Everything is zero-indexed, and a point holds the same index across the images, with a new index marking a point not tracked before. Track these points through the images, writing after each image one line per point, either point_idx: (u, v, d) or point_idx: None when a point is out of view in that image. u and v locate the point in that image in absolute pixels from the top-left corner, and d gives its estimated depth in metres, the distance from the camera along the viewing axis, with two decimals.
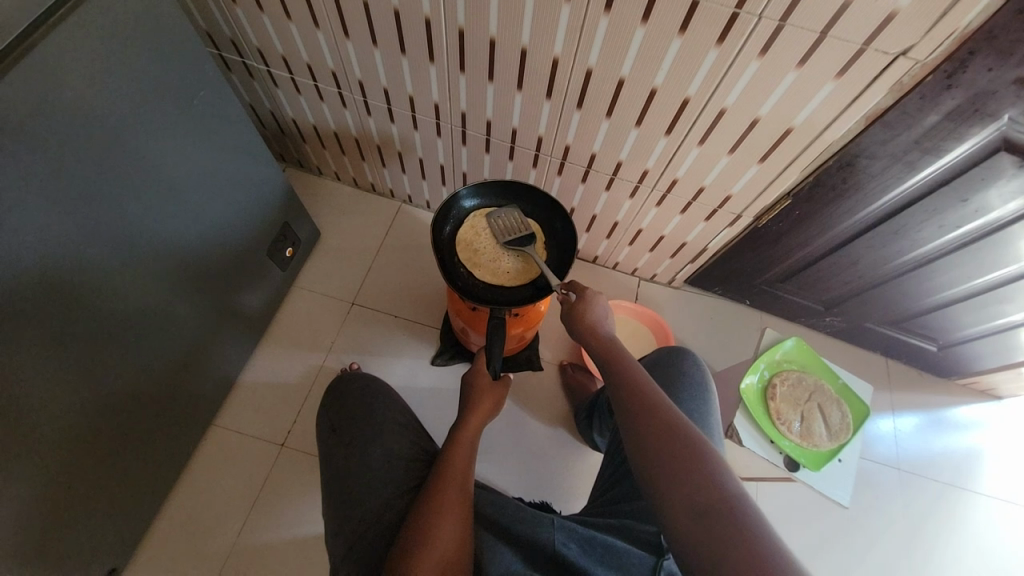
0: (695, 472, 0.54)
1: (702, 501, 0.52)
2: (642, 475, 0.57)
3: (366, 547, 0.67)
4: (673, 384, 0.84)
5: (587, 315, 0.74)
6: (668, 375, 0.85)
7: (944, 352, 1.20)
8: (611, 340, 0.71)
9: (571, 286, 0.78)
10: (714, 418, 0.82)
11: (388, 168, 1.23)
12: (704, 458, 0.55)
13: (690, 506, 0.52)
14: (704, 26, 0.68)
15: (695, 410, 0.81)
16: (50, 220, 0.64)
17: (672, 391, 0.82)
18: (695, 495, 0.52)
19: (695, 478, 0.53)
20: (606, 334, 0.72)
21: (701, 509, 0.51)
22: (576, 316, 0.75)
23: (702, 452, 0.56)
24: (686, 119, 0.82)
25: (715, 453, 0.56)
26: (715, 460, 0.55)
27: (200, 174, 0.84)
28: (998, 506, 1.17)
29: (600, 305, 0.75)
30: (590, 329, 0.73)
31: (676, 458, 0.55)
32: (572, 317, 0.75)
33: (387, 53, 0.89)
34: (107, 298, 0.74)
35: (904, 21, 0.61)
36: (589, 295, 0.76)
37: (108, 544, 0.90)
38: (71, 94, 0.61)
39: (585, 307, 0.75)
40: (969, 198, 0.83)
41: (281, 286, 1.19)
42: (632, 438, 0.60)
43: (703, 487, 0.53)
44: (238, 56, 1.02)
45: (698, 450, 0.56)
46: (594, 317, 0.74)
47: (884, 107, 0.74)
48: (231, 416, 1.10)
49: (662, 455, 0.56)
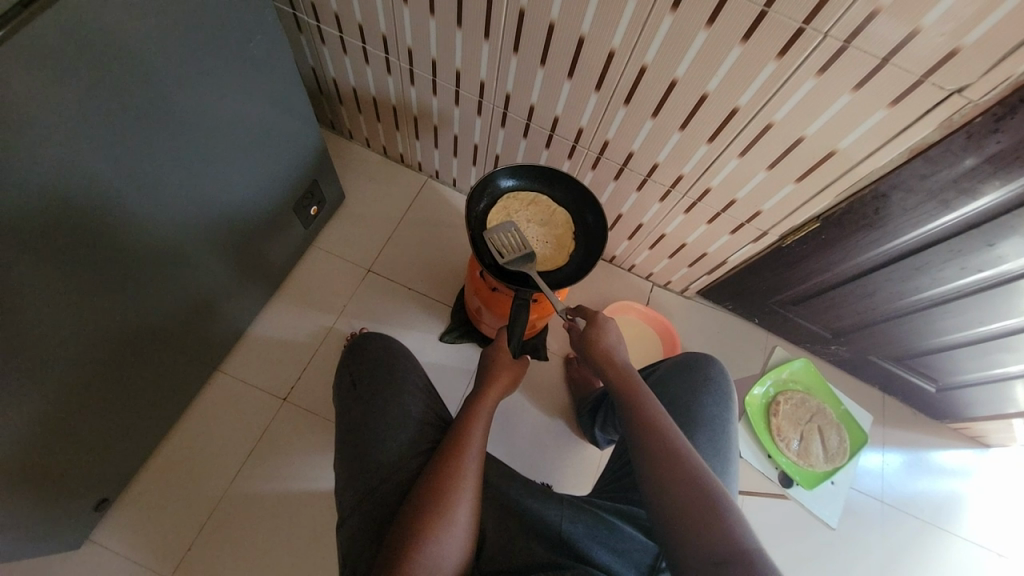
0: (717, 523, 0.55)
1: (721, 554, 0.53)
2: (660, 510, 0.59)
3: (377, 502, 0.69)
4: (697, 389, 0.85)
5: (600, 339, 0.77)
6: (694, 380, 0.86)
7: (941, 394, 1.22)
8: (624, 366, 0.74)
9: (578, 314, 0.82)
10: (732, 428, 0.84)
11: (420, 141, 1.23)
12: (719, 500, 0.57)
13: (708, 557, 0.53)
14: (768, 37, 0.68)
15: (716, 415, 0.83)
16: (99, 140, 0.64)
17: (696, 395, 0.84)
18: (689, 502, 0.58)
19: (697, 501, 0.57)
20: (619, 356, 0.76)
21: (695, 518, 0.56)
22: (587, 339, 0.78)
23: (722, 504, 0.57)
24: (732, 129, 0.83)
25: (733, 504, 0.58)
26: (721, 491, 0.59)
27: (240, 119, 0.83)
28: (971, 549, 1.19)
29: (611, 328, 0.78)
30: (605, 356, 0.76)
31: (682, 479, 0.59)
32: (584, 341, 0.78)
33: (442, 23, 0.89)
34: (133, 228, 0.74)
35: (965, 59, 0.62)
36: (601, 321, 0.78)
37: (103, 474, 0.91)
38: (132, 18, 0.61)
39: (597, 332, 0.78)
40: (995, 243, 0.84)
41: (301, 243, 1.19)
42: (653, 477, 0.61)
43: (700, 502, 0.57)
44: (290, 8, 1.02)
45: (713, 489, 0.58)
46: (606, 342, 0.77)
47: (930, 142, 0.75)
48: (237, 364, 1.10)
49: (684, 501, 0.58)
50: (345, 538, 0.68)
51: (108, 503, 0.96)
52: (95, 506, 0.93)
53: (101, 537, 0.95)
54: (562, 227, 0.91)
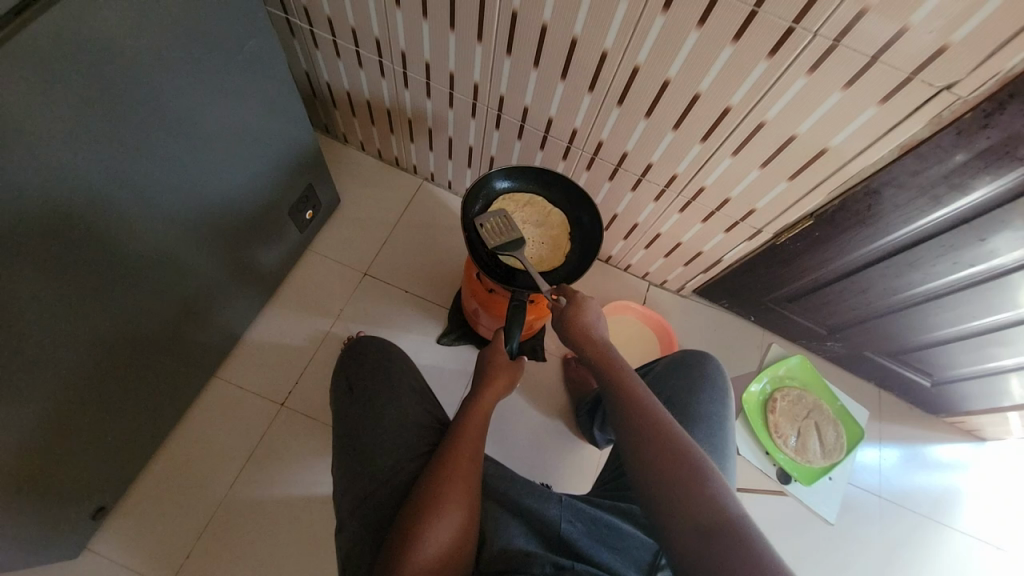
0: (703, 495, 0.55)
1: (710, 524, 0.53)
2: (648, 489, 0.59)
3: (376, 506, 0.69)
4: (695, 386, 0.86)
5: (580, 319, 0.75)
6: (690, 377, 0.87)
7: (936, 389, 1.23)
8: (604, 344, 0.74)
9: (561, 291, 0.79)
10: (730, 425, 0.84)
11: (415, 144, 1.23)
12: (705, 473, 0.57)
13: (698, 529, 0.53)
14: (759, 36, 0.69)
15: (714, 412, 0.83)
16: (95, 146, 0.64)
17: (694, 392, 0.85)
18: (674, 476, 0.58)
19: (683, 475, 0.57)
20: (598, 335, 0.75)
21: (683, 506, 0.55)
22: (567, 320, 0.75)
23: (707, 476, 0.57)
24: (725, 128, 0.83)
25: (720, 477, 0.58)
26: (706, 464, 0.58)
27: (234, 124, 0.83)
28: (969, 542, 1.20)
29: (592, 309, 0.75)
30: (583, 335, 0.74)
31: (667, 455, 0.59)
32: (564, 321, 0.76)
33: (435, 26, 0.89)
34: (127, 234, 0.74)
35: (954, 57, 0.63)
36: (581, 301, 0.76)
37: (99, 483, 0.90)
38: (124, 23, 0.61)
39: (577, 311, 0.75)
40: (987, 237, 0.84)
41: (297, 247, 1.19)
42: (638, 457, 0.61)
43: (686, 476, 0.57)
44: (283, 12, 1.02)
45: (699, 463, 0.58)
46: (587, 321, 0.75)
47: (920, 139, 0.75)
48: (234, 370, 1.10)
49: (669, 475, 0.57)
50: (345, 543, 0.68)
51: (105, 511, 0.95)
52: (93, 514, 0.92)
53: (98, 547, 0.95)
54: (558, 228, 0.92)
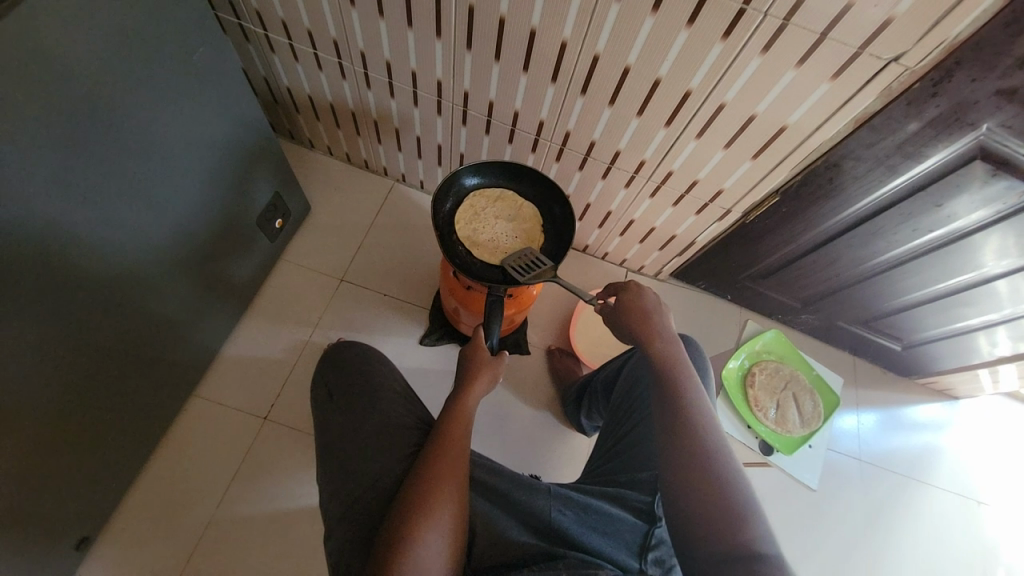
0: (727, 516, 0.57)
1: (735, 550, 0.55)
2: (672, 498, 0.61)
3: (362, 510, 0.68)
4: None
5: (639, 304, 0.78)
6: None
7: (908, 351, 1.27)
8: (653, 334, 0.75)
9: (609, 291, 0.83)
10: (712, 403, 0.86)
11: (383, 145, 1.21)
12: (728, 490, 0.59)
13: (721, 556, 0.55)
14: (713, 20, 0.70)
15: None
16: (47, 170, 0.62)
17: None
18: (697, 491, 0.59)
19: (716, 500, 0.58)
20: (656, 324, 0.76)
21: (693, 486, 0.60)
22: (625, 307, 0.78)
23: (727, 491, 0.59)
24: (687, 111, 0.85)
25: (740, 490, 0.59)
26: (736, 486, 0.60)
27: (193, 136, 0.81)
28: (947, 498, 1.25)
29: (649, 295, 0.79)
30: (641, 322, 0.76)
31: (693, 467, 0.61)
32: (623, 308, 0.78)
33: (392, 24, 0.88)
34: (89, 260, 0.71)
35: (898, 28, 0.65)
36: (639, 290, 0.79)
37: (80, 513, 0.88)
38: (69, 40, 0.59)
39: (633, 300, 0.78)
40: (942, 203, 0.88)
41: (269, 257, 1.17)
42: (674, 472, 0.61)
43: (720, 500, 0.58)
44: (235, 18, 0.99)
45: (724, 481, 0.60)
46: (644, 306, 0.78)
47: (873, 111, 0.78)
48: (213, 387, 1.08)
49: (702, 492, 0.59)
50: (334, 550, 0.68)
51: (89, 541, 0.92)
52: (76, 545, 0.89)
53: None
54: (530, 221, 0.92)
